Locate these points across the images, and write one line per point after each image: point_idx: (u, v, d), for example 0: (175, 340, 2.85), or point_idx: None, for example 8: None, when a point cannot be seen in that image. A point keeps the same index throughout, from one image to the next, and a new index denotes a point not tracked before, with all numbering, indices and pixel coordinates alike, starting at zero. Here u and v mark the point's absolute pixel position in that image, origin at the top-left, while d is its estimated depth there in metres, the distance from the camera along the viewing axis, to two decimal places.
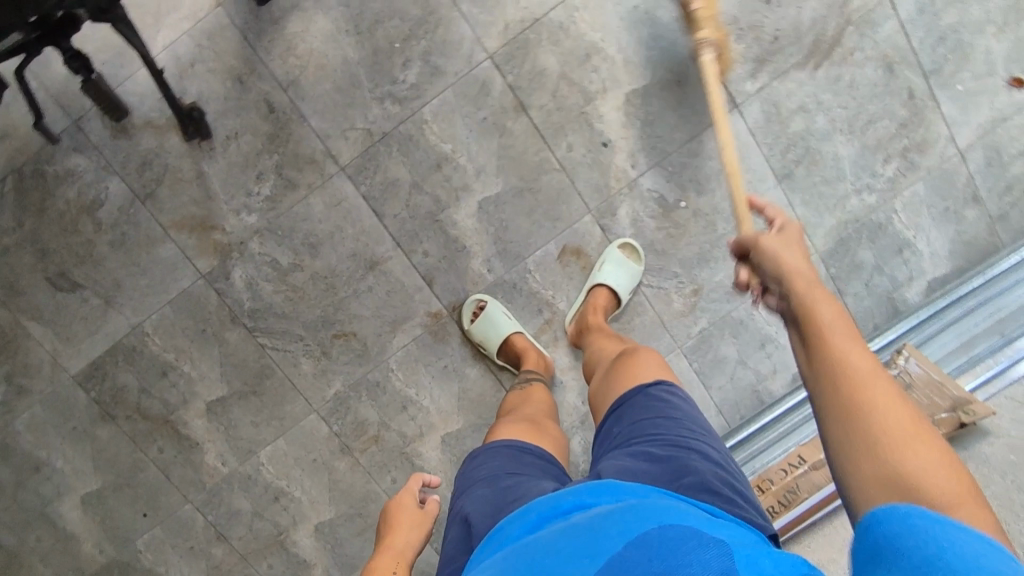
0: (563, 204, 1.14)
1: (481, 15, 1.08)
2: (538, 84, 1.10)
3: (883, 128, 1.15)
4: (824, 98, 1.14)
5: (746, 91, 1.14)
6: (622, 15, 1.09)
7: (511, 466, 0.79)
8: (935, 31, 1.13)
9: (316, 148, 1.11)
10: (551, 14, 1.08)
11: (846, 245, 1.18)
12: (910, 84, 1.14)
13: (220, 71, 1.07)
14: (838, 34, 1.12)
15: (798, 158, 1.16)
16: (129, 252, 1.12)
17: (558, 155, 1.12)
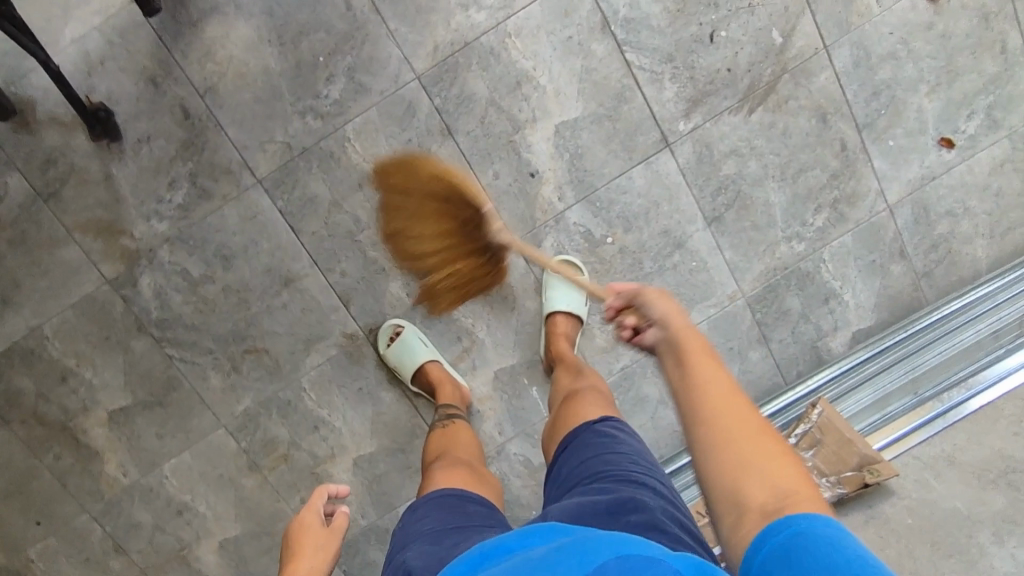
0: (486, 232, 1.12)
1: (409, 35, 1.06)
2: (465, 109, 1.08)
3: (814, 178, 1.17)
4: (756, 143, 1.16)
5: (679, 132, 1.14)
6: (555, 46, 1.08)
7: (456, 517, 0.75)
8: (870, 85, 1.16)
9: (232, 158, 1.07)
10: (482, 39, 1.07)
11: (775, 292, 1.19)
12: (843, 136, 1.17)
13: (132, 71, 1.02)
14: (774, 81, 1.15)
15: (728, 202, 1.16)
16: (29, 251, 1.06)
17: (483, 182, 1.11)
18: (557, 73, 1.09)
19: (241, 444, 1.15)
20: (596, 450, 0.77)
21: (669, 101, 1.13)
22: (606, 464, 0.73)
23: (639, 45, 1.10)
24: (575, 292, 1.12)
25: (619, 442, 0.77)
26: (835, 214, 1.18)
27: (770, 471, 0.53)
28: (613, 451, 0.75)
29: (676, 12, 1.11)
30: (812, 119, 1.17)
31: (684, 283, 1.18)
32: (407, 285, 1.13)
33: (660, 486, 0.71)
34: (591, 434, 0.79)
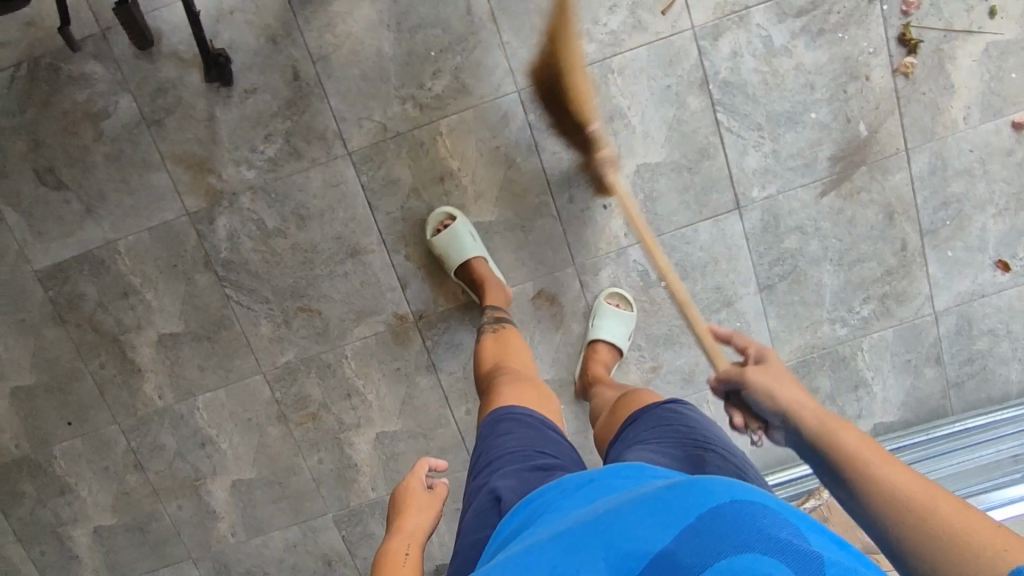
0: (550, 250, 1.17)
1: (519, 50, 1.09)
2: None
3: (869, 270, 1.25)
4: (823, 226, 1.22)
5: (752, 198, 1.19)
6: (653, 91, 1.12)
7: (535, 441, 0.80)
8: (941, 196, 1.23)
9: (329, 127, 1.11)
10: (586, 69, 1.11)
11: (808, 367, 1.30)
12: (904, 237, 1.24)
13: (256, 26, 1.07)
14: (853, 170, 1.20)
15: (783, 274, 1.24)
16: (122, 169, 1.10)
17: (558, 203, 1.15)
18: (650, 118, 1.13)
19: (276, 395, 1.21)
20: (668, 419, 0.78)
21: (749, 167, 1.18)
22: (680, 438, 0.74)
23: (733, 108, 1.15)
24: (622, 327, 1.17)
25: (693, 416, 0.78)
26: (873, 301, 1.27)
27: (885, 462, 0.53)
28: (683, 428, 0.76)
29: (774, 84, 1.15)
30: (879, 215, 1.23)
31: (724, 342, 1.25)
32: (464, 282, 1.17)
33: (733, 456, 0.73)
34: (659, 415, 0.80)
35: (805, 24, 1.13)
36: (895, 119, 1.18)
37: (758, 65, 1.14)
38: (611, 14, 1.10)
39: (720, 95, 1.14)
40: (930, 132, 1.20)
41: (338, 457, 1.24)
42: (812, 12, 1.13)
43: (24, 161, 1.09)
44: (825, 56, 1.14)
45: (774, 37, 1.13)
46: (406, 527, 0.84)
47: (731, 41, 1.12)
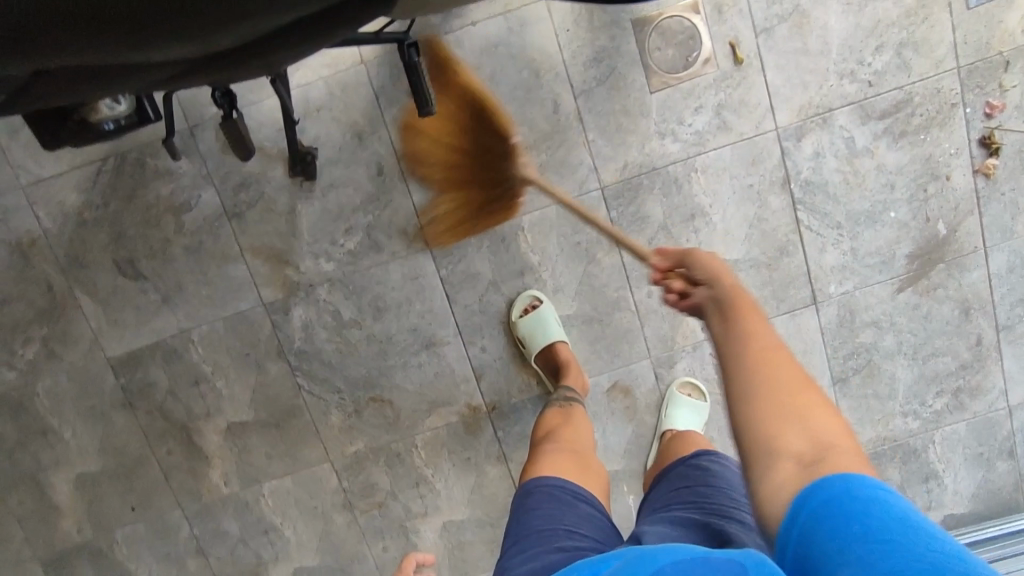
0: (627, 342, 1.16)
1: (605, 148, 1.11)
2: (637, 227, 1.14)
3: (942, 364, 1.24)
4: (897, 320, 1.22)
5: (828, 293, 1.19)
6: (735, 189, 1.14)
7: (568, 520, 0.80)
8: (1020, 292, 1.23)
9: (410, 221, 1.10)
10: (669, 167, 1.12)
11: (878, 459, 1.27)
12: (979, 331, 1.24)
13: (342, 123, 1.07)
14: (929, 266, 1.21)
15: (857, 368, 1.23)
16: (202, 260, 1.10)
17: (637, 297, 1.14)
18: (731, 215, 1.15)
19: (343, 482, 1.19)
20: (692, 480, 0.86)
21: (826, 265, 1.18)
22: (702, 494, 0.82)
23: (813, 207, 1.17)
24: (696, 416, 1.14)
25: (713, 475, 0.85)
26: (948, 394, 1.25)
27: (802, 395, 0.58)
28: (707, 484, 0.84)
29: (854, 183, 1.18)
30: (955, 309, 1.23)
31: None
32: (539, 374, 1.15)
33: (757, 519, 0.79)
34: (685, 467, 0.89)
35: (887, 125, 1.17)
36: (973, 217, 1.20)
37: (839, 165, 1.17)
38: (697, 114, 1.12)
39: (801, 192, 1.16)
40: (1008, 231, 1.21)
41: (404, 547, 1.21)
42: (894, 114, 1.17)
43: (105, 252, 1.09)
44: (905, 156, 1.18)
45: (857, 139, 1.17)
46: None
47: (813, 142, 1.16)
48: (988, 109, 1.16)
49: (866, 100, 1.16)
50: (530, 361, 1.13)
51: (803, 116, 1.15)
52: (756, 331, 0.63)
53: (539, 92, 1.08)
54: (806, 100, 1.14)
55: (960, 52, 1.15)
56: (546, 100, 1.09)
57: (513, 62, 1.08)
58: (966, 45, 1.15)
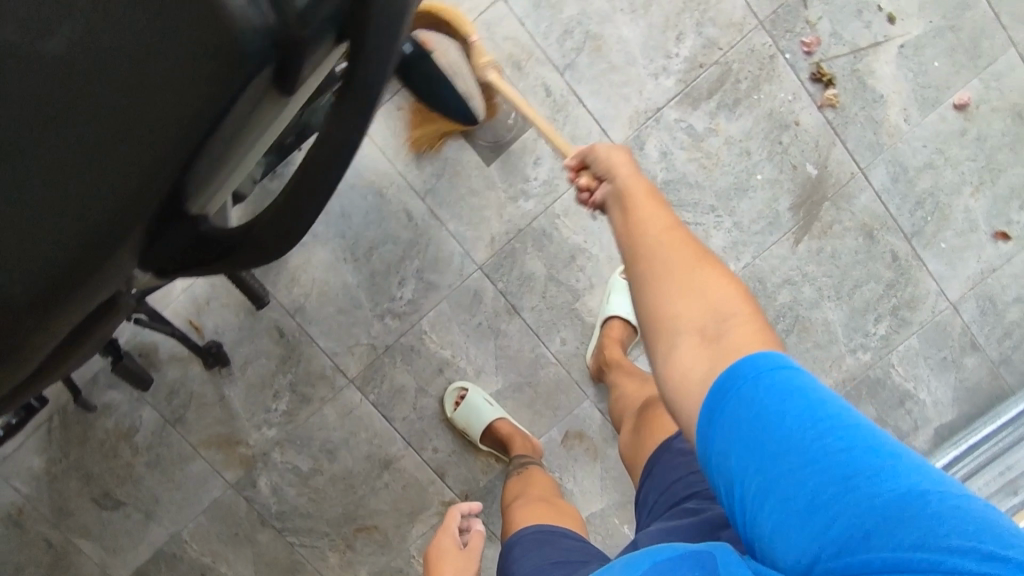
0: (563, 393, 1.21)
1: (467, 233, 1.16)
2: (526, 287, 1.18)
3: (870, 290, 1.29)
4: (807, 270, 1.27)
5: (731, 272, 1.24)
6: (601, 218, 1.18)
7: (555, 555, 0.82)
8: (913, 196, 1.28)
9: (326, 364, 1.18)
10: (533, 224, 1.17)
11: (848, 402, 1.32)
12: (892, 248, 1.29)
13: (233, 305, 1.16)
14: (818, 208, 1.25)
15: (788, 327, 1.28)
16: (165, 470, 1.19)
17: (553, 349, 1.20)
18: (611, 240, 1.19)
19: None
20: (677, 474, 0.81)
21: (716, 248, 1.22)
22: (692, 485, 0.78)
23: (681, 203, 1.21)
24: None
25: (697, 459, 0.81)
26: (883, 317, 1.31)
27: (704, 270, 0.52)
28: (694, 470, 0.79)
29: (712, 164, 1.20)
30: (858, 239, 1.28)
31: None
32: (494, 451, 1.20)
33: None
34: (666, 459, 0.83)
35: (719, 100, 1.19)
36: (837, 147, 1.24)
37: (689, 155, 1.20)
38: (537, 166, 1.16)
39: (664, 193, 1.19)
40: (874, 148, 1.25)
41: None
42: (721, 89, 1.19)
43: (81, 496, 1.18)
44: (748, 120, 1.20)
45: (698, 124, 1.19)
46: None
47: (656, 145, 1.19)
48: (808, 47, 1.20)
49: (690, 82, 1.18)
50: (478, 445, 1.18)
51: (639, 125, 1.18)
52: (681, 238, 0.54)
53: (390, 207, 1.15)
54: (636, 109, 1.17)
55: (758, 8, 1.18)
56: (399, 212, 1.15)
57: (356, 191, 1.15)
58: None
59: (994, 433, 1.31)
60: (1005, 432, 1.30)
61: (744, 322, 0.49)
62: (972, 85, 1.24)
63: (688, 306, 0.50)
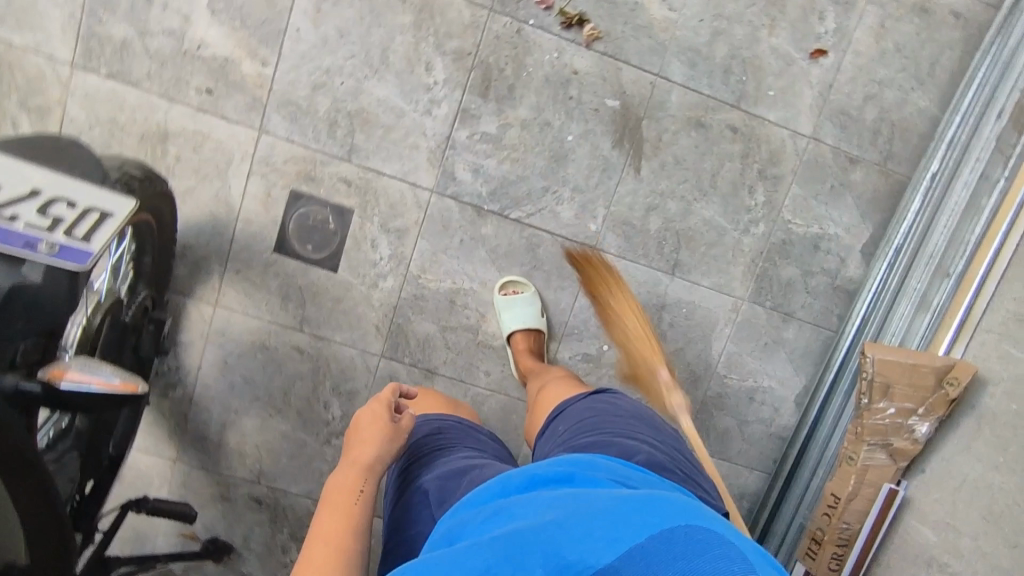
0: (513, 413, 1.29)
1: (353, 335, 1.23)
2: (430, 348, 1.25)
3: (731, 170, 1.32)
4: (662, 187, 1.30)
5: (596, 230, 1.29)
6: (457, 256, 1.24)
7: (468, 442, 0.92)
8: (719, 68, 1.27)
9: (308, 504, 1.27)
10: (403, 295, 1.23)
11: (769, 274, 1.38)
12: (728, 121, 1.30)
13: (206, 502, 1.25)
14: (639, 129, 1.27)
15: (676, 245, 1.33)
16: None
17: (483, 384, 1.28)
18: (481, 265, 1.25)
19: None
20: (594, 411, 0.90)
21: (570, 219, 1.27)
22: (605, 421, 0.87)
23: (519, 200, 1.25)
24: (526, 308, 1.23)
25: (617, 405, 0.91)
26: (755, 185, 1.33)
27: None
28: (614, 413, 0.89)
29: (523, 153, 1.23)
30: (693, 133, 1.29)
31: (688, 330, 1.37)
32: None
33: (656, 434, 0.87)
34: (583, 404, 0.93)
35: (497, 96, 1.21)
36: (626, 72, 1.24)
37: (498, 158, 1.23)
38: (376, 246, 1.21)
39: (497, 202, 1.24)
40: (660, 49, 1.25)
41: None
42: (490, 82, 1.20)
43: None
44: (532, 97, 1.22)
45: (490, 128, 1.22)
46: (360, 457, 0.83)
47: (465, 166, 1.22)
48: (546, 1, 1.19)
49: (461, 95, 1.19)
50: None
51: (441, 160, 1.21)
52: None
53: (279, 353, 1.22)
54: (431, 150, 1.20)
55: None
56: (291, 351, 1.22)
57: (243, 356, 1.21)
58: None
59: (906, 228, 1.36)
60: (915, 223, 1.34)
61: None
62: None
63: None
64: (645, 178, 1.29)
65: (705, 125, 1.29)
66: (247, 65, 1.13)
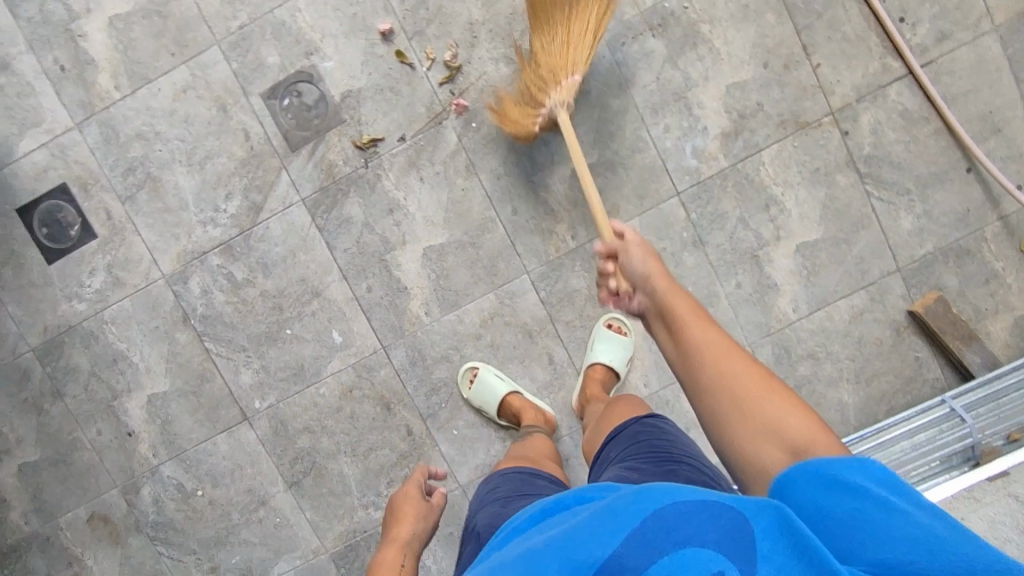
0: (94, 476, 1.43)
1: (24, 317, 1.39)
2: (71, 377, 1.40)
3: (383, 455, 1.38)
4: (327, 423, 1.38)
5: (255, 407, 1.39)
6: (145, 333, 1.39)
7: (523, 487, 0.99)
8: (429, 381, 1.36)
9: None
10: (83, 323, 1.39)
11: (354, 551, 1.40)
12: (407, 422, 1.37)
13: None
14: (337, 369, 1.37)
15: (305, 470, 1.39)
16: None
17: (89, 436, 1.42)
18: (158, 358, 1.39)
19: None
20: (642, 434, 0.92)
21: (247, 385, 1.39)
22: (650, 447, 0.87)
23: (216, 336, 1.38)
24: (489, 396, 1.31)
25: (661, 429, 0.92)
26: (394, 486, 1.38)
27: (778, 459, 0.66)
28: (659, 437, 0.90)
29: (245, 310, 1.37)
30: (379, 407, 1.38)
31: (269, 536, 1.42)
32: (25, 514, 1.44)
33: (698, 466, 0.84)
34: (634, 427, 0.94)
35: (257, 258, 1.36)
36: (358, 322, 1.36)
37: (227, 298, 1.37)
38: (93, 275, 1.38)
39: (204, 324, 1.38)
40: (397, 331, 1.36)
41: None
42: (258, 243, 1.35)
43: None
44: (282, 279, 1.36)
45: (238, 272, 1.37)
46: (402, 534, 1.02)
47: (198, 282, 1.37)
48: (470, 377, 1.33)
49: (253, 227, 1.35)
50: (8, 479, 1.44)
51: (186, 262, 1.37)
52: (733, 402, 0.71)
53: None
54: (185, 248, 1.37)
55: (303, 185, 1.33)
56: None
57: None
58: (307, 177, 1.33)
59: None
60: None
61: (793, 422, 0.67)
62: (485, 297, 1.34)
63: (791, 422, 0.67)
64: (321, 404, 1.38)
65: (391, 411, 1.37)
66: (102, 77, 1.33)
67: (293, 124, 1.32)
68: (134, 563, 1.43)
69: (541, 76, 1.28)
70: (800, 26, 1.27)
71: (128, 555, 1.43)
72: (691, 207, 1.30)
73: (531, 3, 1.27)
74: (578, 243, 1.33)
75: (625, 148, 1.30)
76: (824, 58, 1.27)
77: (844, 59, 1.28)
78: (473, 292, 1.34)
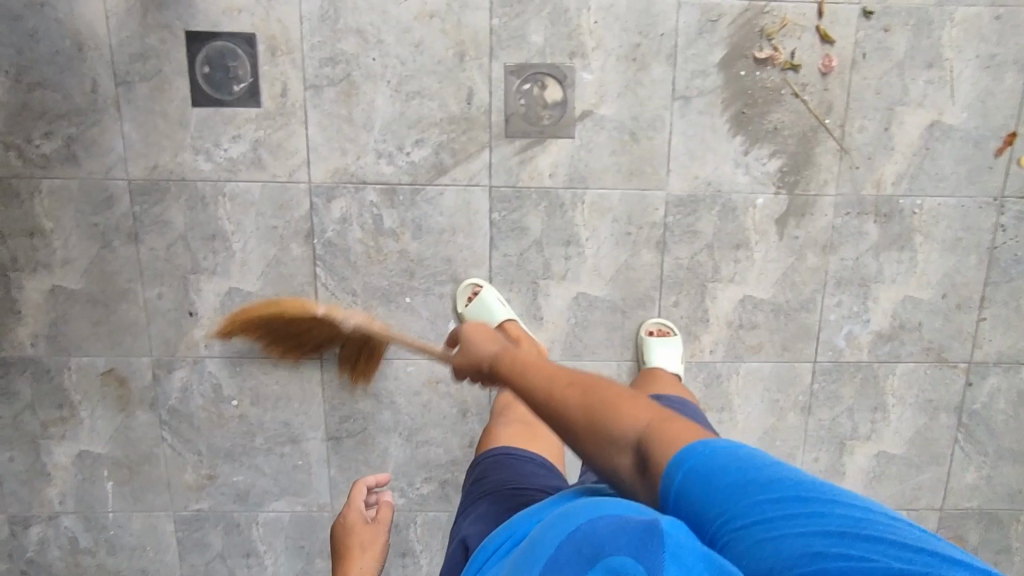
0: (129, 334, 1.29)
1: (135, 143, 1.21)
2: (157, 229, 1.25)
3: (433, 452, 1.36)
4: (396, 400, 1.33)
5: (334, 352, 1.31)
6: (258, 227, 1.26)
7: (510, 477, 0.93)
8: None
9: None
10: (199, 183, 1.23)
11: None
12: (473, 435, 1.35)
13: None
14: (434, 356, 1.32)
15: (352, 431, 1.35)
16: None
17: (145, 295, 1.27)
18: (261, 257, 1.27)
19: None
20: None
21: None
22: None
23: (332, 267, 1.28)
24: (485, 313, 1.24)
25: (656, 411, 0.97)
26: (428, 482, 1.38)
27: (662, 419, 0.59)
28: None
29: (375, 259, 1.28)
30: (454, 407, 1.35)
31: (283, 472, 1.37)
32: (33, 336, 1.28)
33: None
34: None
35: (414, 216, 1.26)
36: None
37: (363, 237, 1.27)
38: (233, 142, 1.22)
39: (325, 249, 1.27)
40: None
41: None
42: (422, 204, 1.26)
43: None
44: (426, 249, 1.27)
45: (387, 219, 1.26)
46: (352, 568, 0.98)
47: (342, 208, 1.26)
48: (470, 294, 1.27)
49: (426, 186, 1.25)
50: (31, 294, 1.26)
51: (340, 182, 1.25)
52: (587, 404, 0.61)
53: (82, 67, 1.18)
54: (346, 168, 1.24)
55: (496, 173, 1.24)
56: (85, 75, 1.18)
57: (58, 31, 1.16)
58: (504, 167, 1.24)
59: None
60: None
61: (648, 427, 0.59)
62: (605, 363, 1.33)
63: (664, 425, 0.58)
64: (400, 380, 1.33)
65: (463, 418, 1.35)
66: None
67: (520, 110, 1.22)
68: (132, 435, 1.33)
69: (768, 199, 1.27)
70: (990, 279, 1.31)
71: (129, 425, 1.33)
72: (816, 377, 1.36)
73: (800, 129, 1.24)
74: (711, 360, 1.34)
75: (796, 301, 1.32)
76: (991, 315, 1.33)
77: (1005, 325, 1.33)
78: (596, 353, 1.32)
